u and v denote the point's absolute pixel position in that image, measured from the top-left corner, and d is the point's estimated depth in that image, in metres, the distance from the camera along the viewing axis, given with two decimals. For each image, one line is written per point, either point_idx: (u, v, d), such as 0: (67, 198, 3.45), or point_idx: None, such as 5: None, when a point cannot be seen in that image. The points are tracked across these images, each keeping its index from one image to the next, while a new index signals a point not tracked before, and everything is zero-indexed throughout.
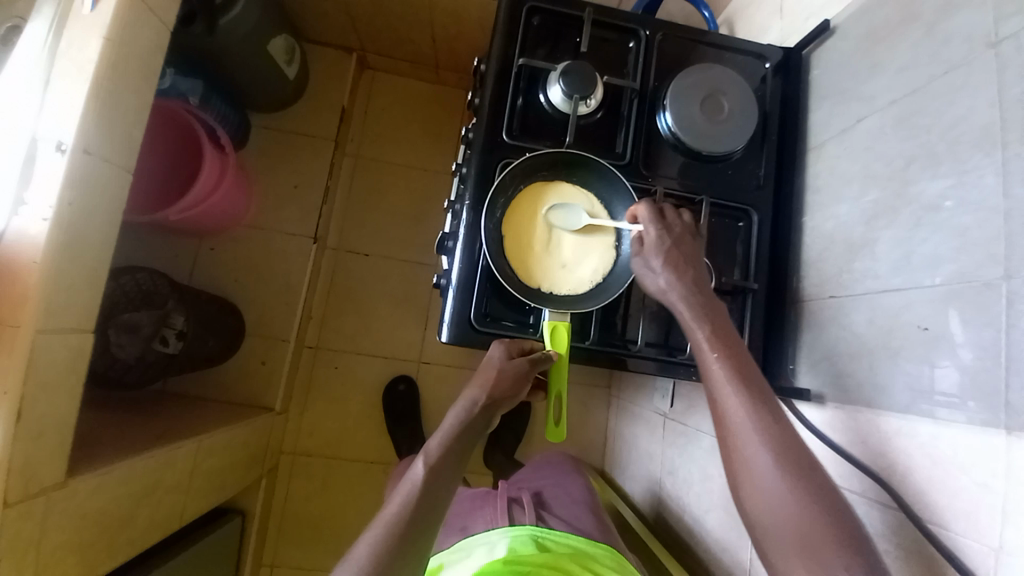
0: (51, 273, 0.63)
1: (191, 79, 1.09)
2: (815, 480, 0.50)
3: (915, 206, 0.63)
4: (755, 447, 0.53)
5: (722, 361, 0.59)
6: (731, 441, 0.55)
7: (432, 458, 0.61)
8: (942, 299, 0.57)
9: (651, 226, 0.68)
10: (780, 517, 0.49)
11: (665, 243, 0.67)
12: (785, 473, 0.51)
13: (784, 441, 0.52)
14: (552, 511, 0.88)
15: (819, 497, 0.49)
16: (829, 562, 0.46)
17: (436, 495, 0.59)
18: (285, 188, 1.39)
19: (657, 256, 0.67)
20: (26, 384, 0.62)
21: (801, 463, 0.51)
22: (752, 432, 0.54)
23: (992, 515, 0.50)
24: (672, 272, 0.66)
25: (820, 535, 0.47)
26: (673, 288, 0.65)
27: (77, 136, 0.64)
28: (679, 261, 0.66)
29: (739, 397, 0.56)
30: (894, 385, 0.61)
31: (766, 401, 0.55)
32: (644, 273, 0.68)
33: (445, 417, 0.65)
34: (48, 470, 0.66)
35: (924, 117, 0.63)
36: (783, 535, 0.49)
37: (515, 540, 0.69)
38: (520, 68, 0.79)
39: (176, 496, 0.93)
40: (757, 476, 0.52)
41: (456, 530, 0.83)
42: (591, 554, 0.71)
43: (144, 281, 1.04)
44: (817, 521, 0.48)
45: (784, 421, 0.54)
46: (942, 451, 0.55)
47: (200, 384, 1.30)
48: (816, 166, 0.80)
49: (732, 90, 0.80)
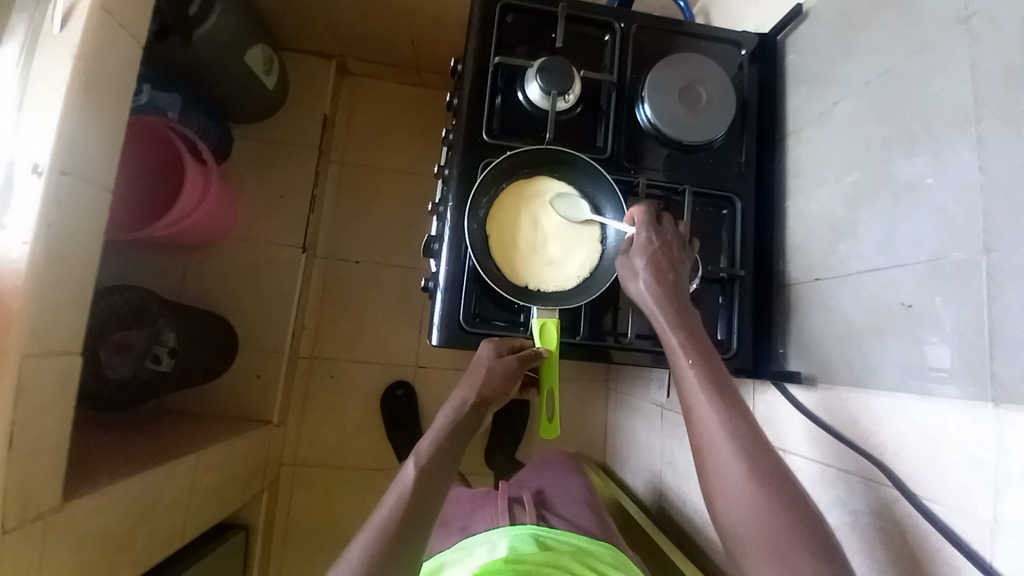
0: (35, 297, 0.62)
1: (171, 94, 1.08)
2: (783, 481, 0.51)
3: (894, 185, 0.63)
4: (727, 454, 0.53)
5: (696, 368, 0.59)
6: (704, 447, 0.55)
7: (423, 459, 0.61)
8: (925, 278, 0.57)
9: (642, 227, 0.69)
10: (751, 523, 0.50)
11: (654, 245, 0.68)
12: (757, 480, 0.51)
13: (756, 448, 0.53)
14: (553, 509, 0.88)
15: (788, 500, 0.50)
16: (798, 566, 0.46)
17: (430, 497, 0.59)
18: (271, 199, 1.38)
19: (641, 257, 0.67)
20: (16, 409, 0.61)
21: (770, 465, 0.52)
22: (725, 439, 0.54)
23: (985, 488, 0.50)
24: (651, 276, 0.66)
25: (788, 540, 0.48)
26: (651, 292, 0.65)
27: (53, 156, 0.64)
28: (663, 266, 0.67)
29: (712, 404, 0.56)
30: (883, 364, 0.61)
31: (739, 408, 0.56)
32: (626, 274, 0.68)
33: (435, 417, 0.66)
34: (45, 494, 0.66)
35: (899, 96, 0.64)
36: (753, 538, 0.49)
37: (516, 538, 0.69)
38: (497, 66, 0.79)
39: (176, 514, 0.93)
40: (728, 482, 0.52)
41: (457, 530, 0.83)
42: (593, 552, 0.71)
43: (134, 299, 1.02)
44: (785, 522, 0.49)
45: (756, 425, 0.55)
46: (932, 427, 0.55)
47: (195, 400, 1.29)
48: (796, 151, 0.81)
49: (709, 79, 0.80)
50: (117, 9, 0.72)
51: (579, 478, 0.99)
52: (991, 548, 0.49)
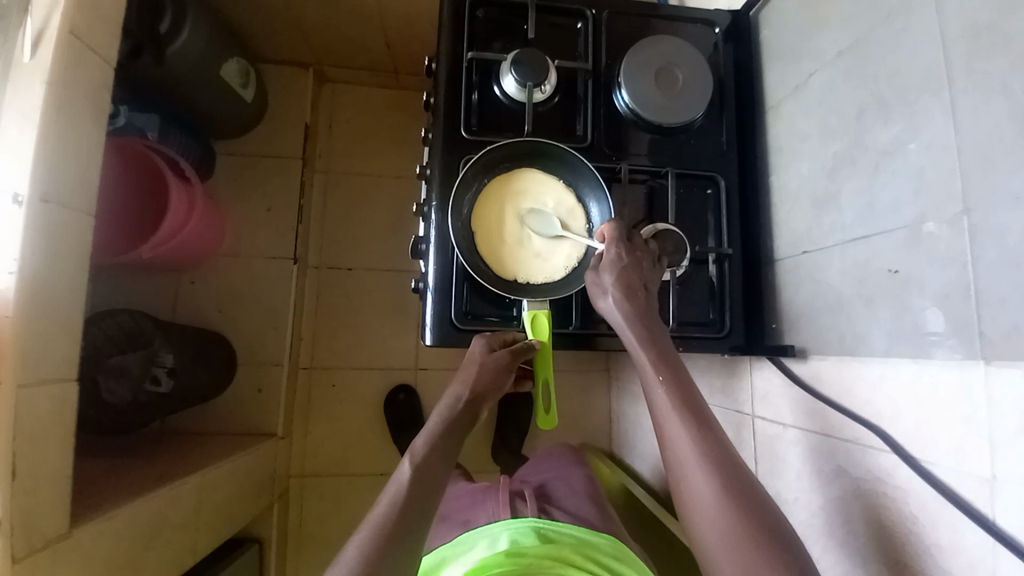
0: (25, 327, 0.62)
1: (147, 114, 1.08)
2: (744, 485, 0.53)
3: (873, 152, 0.63)
4: (699, 476, 0.54)
5: (667, 386, 0.59)
6: (677, 468, 0.56)
7: (418, 457, 0.62)
8: (908, 243, 0.58)
9: (611, 245, 0.68)
10: (726, 547, 0.50)
11: (622, 263, 0.67)
12: (730, 504, 0.52)
13: (729, 471, 0.54)
14: (556, 502, 0.88)
15: (750, 503, 0.52)
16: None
17: (426, 493, 0.60)
18: (258, 213, 1.38)
19: (609, 274, 0.66)
20: (15, 439, 0.61)
21: (733, 472, 0.53)
22: (697, 462, 0.54)
23: (981, 447, 0.50)
24: (620, 292, 0.65)
25: (750, 545, 0.49)
26: (620, 307, 0.65)
27: (31, 185, 0.63)
28: (631, 284, 0.66)
29: (683, 423, 0.57)
30: (874, 332, 0.61)
31: (707, 424, 0.57)
32: (595, 290, 0.68)
33: (430, 415, 0.67)
34: (51, 522, 0.66)
35: (872, 64, 0.64)
36: (719, 543, 0.51)
37: (517, 531, 0.69)
38: (471, 62, 0.79)
39: (186, 533, 0.93)
40: (703, 505, 0.53)
41: (458, 525, 0.84)
42: (594, 543, 0.70)
43: (127, 322, 1.02)
44: (748, 527, 0.50)
45: (720, 435, 0.56)
46: (925, 389, 0.55)
47: (196, 419, 1.29)
48: (775, 126, 0.81)
49: (683, 61, 0.80)
50: (86, 33, 0.71)
51: (581, 471, 0.99)
52: (991, 506, 0.49)
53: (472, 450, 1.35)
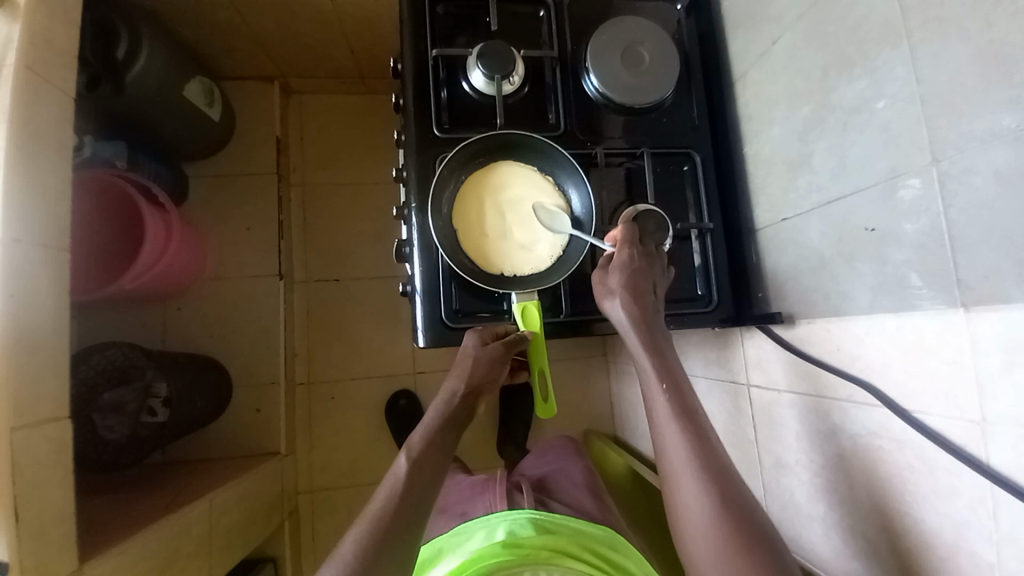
0: (9, 369, 0.61)
1: (113, 143, 1.06)
2: (732, 491, 0.55)
3: (839, 112, 0.64)
4: (689, 484, 0.56)
5: (669, 397, 0.61)
6: (671, 476, 0.57)
7: (415, 452, 0.63)
8: (882, 197, 0.59)
9: (623, 247, 0.70)
10: (709, 546, 0.53)
11: (631, 265, 0.68)
12: (719, 508, 0.53)
13: (720, 475, 0.55)
14: (555, 496, 0.89)
15: (737, 508, 0.53)
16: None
17: (425, 488, 0.60)
18: (239, 233, 1.36)
19: (619, 275, 0.68)
20: (15, 483, 0.60)
21: (722, 482, 0.55)
22: (690, 470, 0.56)
23: (970, 389, 0.51)
24: (629, 295, 0.66)
25: (733, 549, 0.51)
26: (628, 310, 0.66)
27: (3, 226, 0.62)
28: (640, 287, 0.67)
29: (681, 432, 0.58)
30: (857, 288, 0.63)
31: (703, 434, 0.58)
32: (603, 290, 0.69)
33: (425, 412, 0.68)
34: (61, 563, 0.65)
35: (831, 24, 0.64)
36: (705, 546, 0.53)
37: (515, 522, 0.70)
38: (436, 58, 0.78)
39: (199, 560, 0.92)
40: (692, 512, 0.55)
41: (457, 516, 0.85)
42: (593, 533, 0.71)
43: (116, 356, 1.00)
44: (733, 532, 0.52)
45: (715, 447, 0.58)
46: (910, 339, 0.56)
47: (196, 445, 1.28)
48: (744, 96, 0.81)
49: (648, 38, 0.80)
50: (43, 65, 0.70)
51: (579, 462, 1.01)
52: (983, 446, 0.50)
53: (477, 446, 1.35)
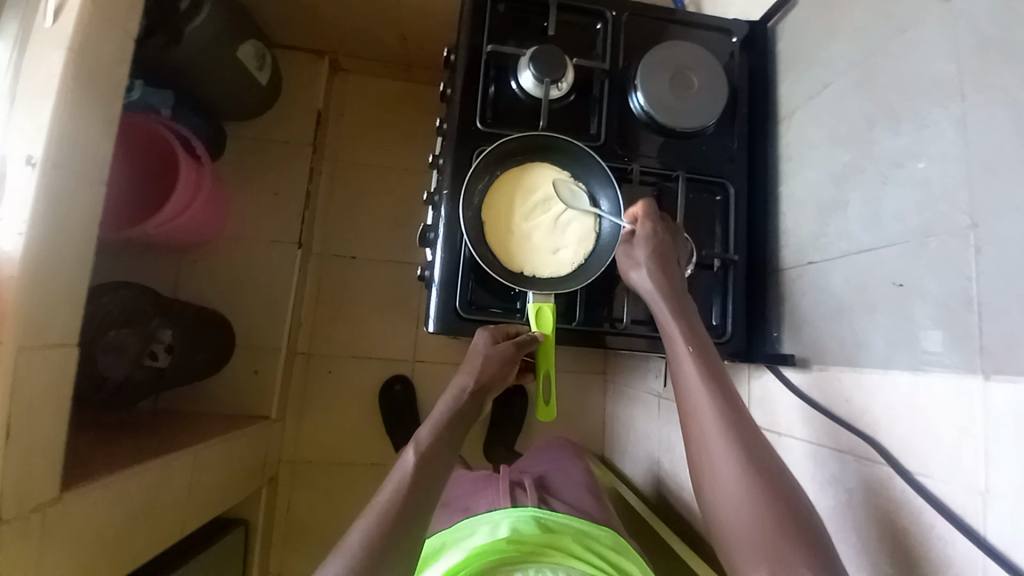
0: (27, 290, 0.62)
1: (161, 92, 1.07)
2: (774, 471, 0.53)
3: (880, 163, 0.64)
4: (722, 447, 0.54)
5: (696, 361, 0.61)
6: (699, 439, 0.57)
7: (422, 446, 0.63)
8: (914, 253, 0.59)
9: (645, 221, 0.71)
10: (742, 515, 0.51)
11: (657, 238, 0.70)
12: (751, 474, 0.52)
13: (750, 442, 0.54)
14: (556, 493, 0.88)
15: (777, 489, 0.51)
16: (792, 564, 0.47)
17: (429, 480, 0.60)
18: (266, 196, 1.38)
19: (646, 248, 0.70)
20: (11, 400, 0.61)
21: (762, 460, 0.53)
22: (718, 430, 0.55)
23: (976, 457, 0.51)
24: (656, 266, 0.69)
25: (775, 528, 0.49)
26: (655, 279, 0.68)
27: (46, 149, 0.63)
28: (666, 258, 0.70)
29: (710, 394, 0.58)
30: (875, 340, 0.62)
31: (734, 402, 0.57)
32: (627, 263, 0.71)
33: (434, 405, 0.68)
34: (42, 488, 0.65)
35: (885, 77, 0.65)
36: (743, 524, 0.50)
37: (519, 520, 0.70)
38: (489, 55, 0.79)
39: (175, 510, 0.92)
40: (722, 474, 0.53)
41: (460, 511, 0.85)
42: (596, 536, 0.72)
43: (127, 298, 1.00)
44: (775, 510, 0.50)
45: (752, 425, 0.56)
46: (922, 399, 0.56)
47: (191, 398, 1.29)
48: (786, 136, 0.81)
49: (699, 66, 0.81)
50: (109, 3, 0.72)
51: (580, 464, 1.00)
52: (982, 517, 0.50)
53: (467, 444, 1.35)
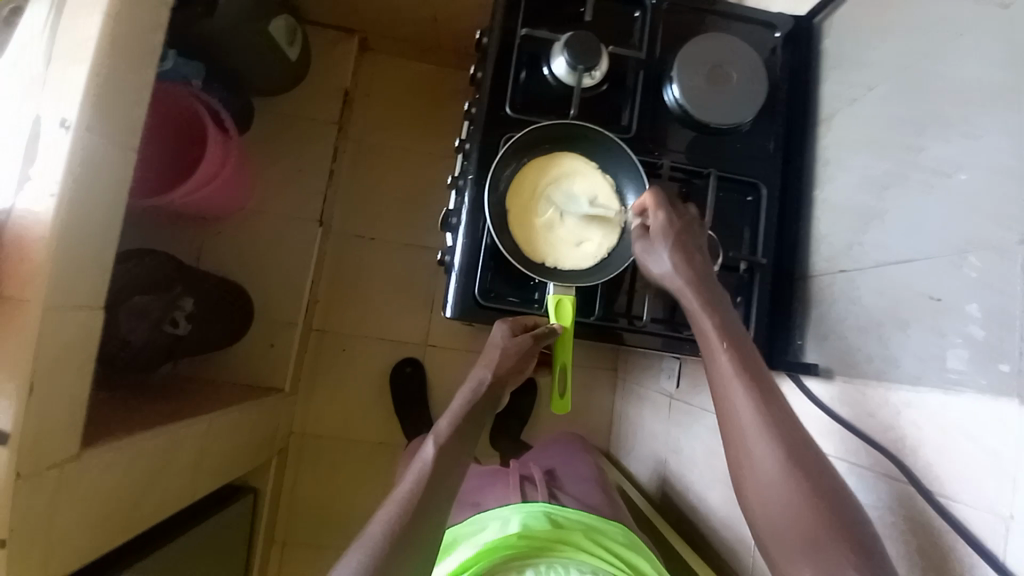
0: (58, 251, 0.63)
1: (193, 62, 1.08)
2: (820, 477, 0.52)
3: (924, 172, 0.62)
4: (765, 451, 0.53)
5: (730, 354, 0.58)
6: (737, 436, 0.55)
7: (442, 439, 0.62)
8: (954, 267, 0.56)
9: (657, 212, 0.66)
10: (786, 515, 0.51)
11: (672, 228, 0.65)
12: (793, 474, 0.52)
13: (792, 441, 0.53)
14: (564, 488, 0.89)
15: (825, 495, 0.51)
16: (838, 564, 0.48)
17: (445, 471, 0.60)
18: (290, 173, 1.38)
19: (662, 241, 0.65)
20: (37, 358, 0.62)
21: (808, 465, 0.52)
22: (760, 430, 0.54)
23: (1003, 482, 0.49)
24: (679, 258, 0.64)
25: (826, 537, 0.49)
26: (679, 273, 0.63)
27: (81, 113, 0.64)
28: (688, 248, 0.65)
29: (749, 393, 0.55)
30: (905, 356, 0.60)
31: (776, 402, 0.55)
32: (648, 257, 0.67)
33: (451, 399, 0.66)
34: (61, 445, 0.67)
35: (937, 81, 0.62)
36: (790, 531, 0.51)
37: (530, 515, 0.71)
38: (523, 38, 0.78)
39: (188, 474, 0.95)
40: (764, 473, 0.53)
41: (469, 506, 0.86)
42: (605, 531, 0.73)
43: (153, 265, 1.05)
44: (824, 518, 0.50)
45: (794, 426, 0.54)
46: (950, 419, 0.54)
47: (208, 367, 1.32)
48: (825, 139, 0.78)
49: (740, 61, 0.78)
50: None
51: (588, 459, 0.99)
52: (1005, 543, 0.49)
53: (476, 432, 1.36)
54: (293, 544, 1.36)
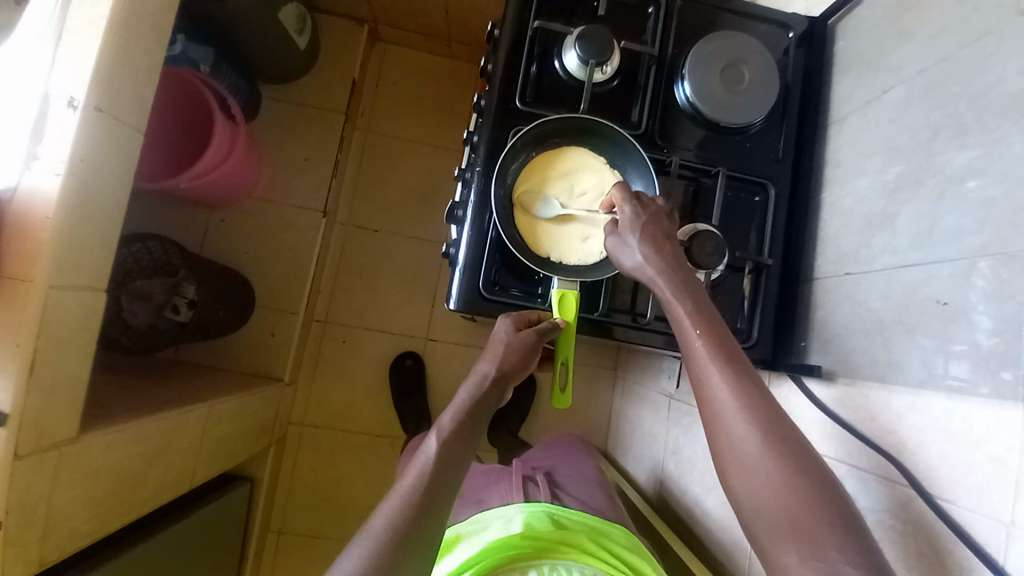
0: (64, 230, 0.63)
1: (203, 46, 1.08)
2: (800, 457, 0.50)
3: (939, 177, 0.61)
4: (742, 432, 0.51)
5: (706, 340, 0.56)
6: (715, 420, 0.54)
7: (445, 434, 0.61)
8: (965, 272, 0.56)
9: (623, 206, 0.66)
10: (769, 500, 0.49)
11: (640, 219, 0.64)
12: (773, 457, 0.50)
13: (771, 423, 0.51)
14: (565, 488, 0.89)
15: (807, 475, 0.49)
16: (822, 548, 0.46)
17: (449, 465, 0.60)
18: (296, 161, 1.38)
19: (633, 232, 0.63)
20: (39, 338, 0.62)
21: (788, 444, 0.50)
22: (738, 413, 0.52)
23: (1006, 489, 0.49)
24: (649, 248, 0.62)
25: (808, 516, 0.47)
26: (651, 263, 0.62)
27: (90, 92, 0.63)
28: (657, 236, 0.63)
29: (724, 375, 0.54)
30: (911, 359, 0.60)
31: (752, 382, 0.53)
32: (620, 252, 0.65)
33: (455, 394, 0.66)
34: (61, 426, 0.67)
35: (954, 84, 0.61)
36: (772, 514, 0.49)
37: (532, 515, 0.71)
38: (536, 31, 0.77)
39: (186, 460, 0.95)
40: (744, 457, 0.51)
41: (472, 504, 0.86)
42: (609, 534, 0.72)
43: (156, 250, 1.04)
44: (804, 498, 0.48)
45: (772, 405, 0.52)
46: (956, 425, 0.54)
47: (208, 354, 1.31)
48: (836, 140, 0.78)
49: (753, 60, 0.78)
50: None
51: (590, 461, 0.99)
52: (1005, 549, 0.49)
53: None
54: (289, 534, 1.36)
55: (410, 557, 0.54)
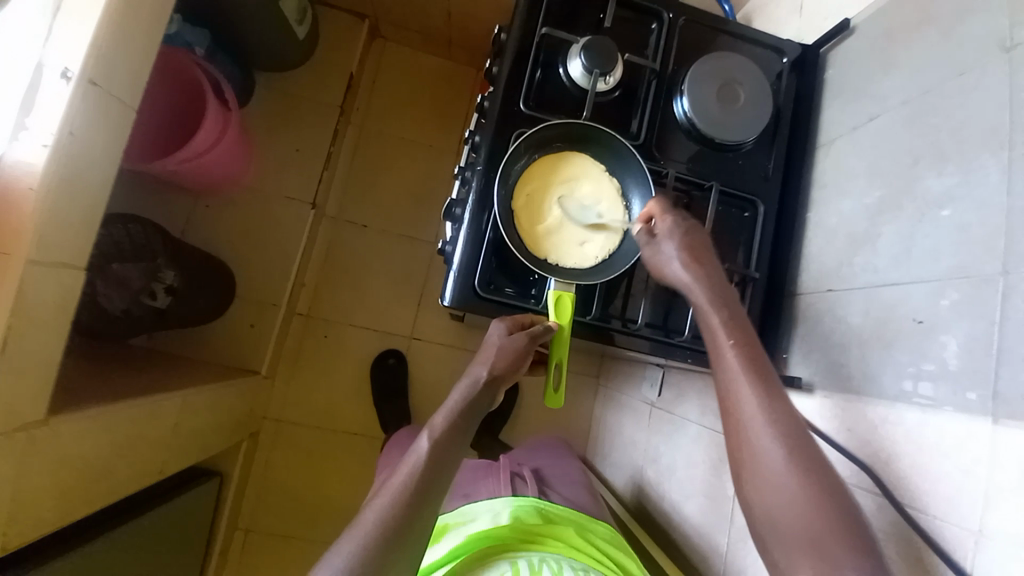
0: (49, 204, 0.61)
1: (198, 30, 1.07)
2: (823, 473, 0.51)
3: (918, 202, 0.65)
4: (767, 444, 0.53)
5: (739, 352, 0.58)
6: (739, 431, 0.55)
7: (438, 431, 0.61)
8: (940, 292, 0.59)
9: (663, 216, 0.68)
10: (787, 513, 0.50)
11: (681, 228, 0.67)
12: (797, 471, 0.51)
13: (796, 438, 0.53)
14: (553, 487, 0.90)
15: (828, 493, 0.50)
16: (838, 563, 0.47)
17: (441, 462, 0.59)
18: (287, 152, 1.35)
19: (673, 241, 0.66)
20: (14, 314, 0.59)
21: (812, 461, 0.52)
22: (765, 426, 0.54)
23: (974, 499, 0.52)
24: (688, 256, 0.65)
25: (828, 534, 0.48)
26: (688, 270, 0.64)
27: (85, 65, 0.62)
28: (697, 245, 0.66)
29: (755, 389, 0.55)
30: (887, 374, 0.63)
31: (780, 398, 0.55)
32: (659, 258, 0.67)
33: (449, 393, 0.65)
34: (31, 407, 0.64)
35: (935, 117, 0.65)
36: (789, 528, 0.50)
37: (520, 508, 0.72)
38: (542, 37, 0.79)
39: (157, 450, 0.92)
40: (767, 468, 0.52)
41: (455, 499, 0.85)
42: (597, 530, 0.74)
43: (137, 233, 1.00)
44: (824, 514, 0.49)
45: (797, 422, 0.54)
46: (927, 438, 0.57)
47: (183, 342, 1.27)
48: (823, 163, 0.82)
49: (748, 81, 0.81)
50: None
51: (573, 463, 1.00)
52: (971, 556, 0.51)
53: None
54: (257, 533, 1.32)
55: (399, 552, 0.54)
